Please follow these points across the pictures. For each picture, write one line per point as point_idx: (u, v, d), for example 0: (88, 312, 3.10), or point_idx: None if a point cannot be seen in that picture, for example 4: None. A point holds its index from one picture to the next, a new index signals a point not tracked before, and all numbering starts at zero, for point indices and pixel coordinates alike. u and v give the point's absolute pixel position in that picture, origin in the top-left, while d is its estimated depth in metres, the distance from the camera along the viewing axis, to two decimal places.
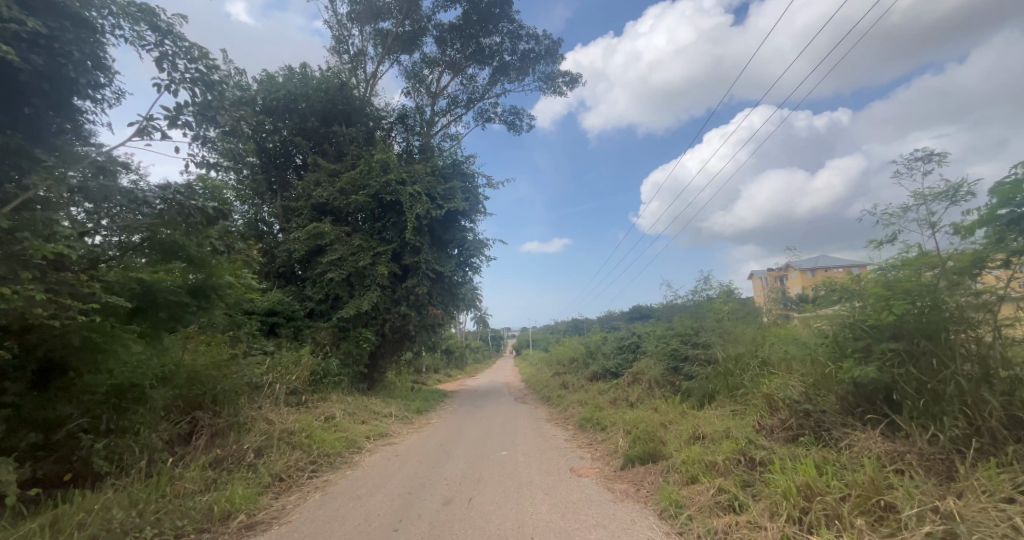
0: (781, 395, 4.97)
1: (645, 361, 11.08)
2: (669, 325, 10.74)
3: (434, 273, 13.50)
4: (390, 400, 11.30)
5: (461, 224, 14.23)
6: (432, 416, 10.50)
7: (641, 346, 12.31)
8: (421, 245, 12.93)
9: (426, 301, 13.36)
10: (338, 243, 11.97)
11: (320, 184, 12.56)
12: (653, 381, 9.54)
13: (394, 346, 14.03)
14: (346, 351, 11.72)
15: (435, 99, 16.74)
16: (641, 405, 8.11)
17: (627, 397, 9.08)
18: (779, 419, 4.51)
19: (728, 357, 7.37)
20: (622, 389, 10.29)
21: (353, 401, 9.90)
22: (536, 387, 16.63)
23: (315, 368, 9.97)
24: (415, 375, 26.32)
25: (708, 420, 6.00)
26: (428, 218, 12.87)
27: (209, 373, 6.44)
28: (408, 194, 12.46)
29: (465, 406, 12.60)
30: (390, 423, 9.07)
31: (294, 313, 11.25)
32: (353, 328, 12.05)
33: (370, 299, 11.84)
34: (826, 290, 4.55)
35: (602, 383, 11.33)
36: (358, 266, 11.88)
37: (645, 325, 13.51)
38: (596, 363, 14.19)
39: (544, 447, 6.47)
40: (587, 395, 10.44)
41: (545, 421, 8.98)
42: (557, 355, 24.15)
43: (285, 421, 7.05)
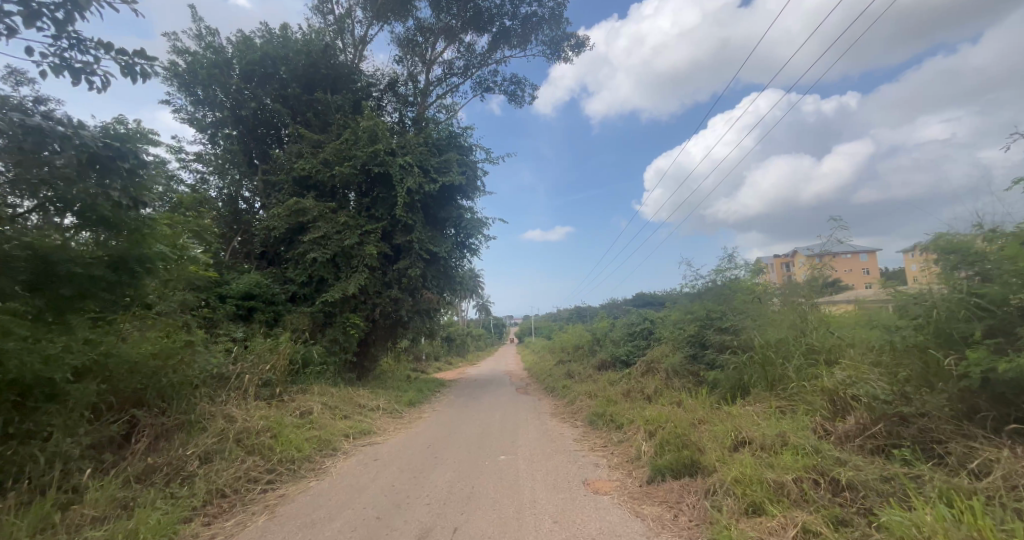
0: (852, 391, 3.91)
1: (660, 349, 10.08)
2: (687, 309, 9.72)
3: (428, 254, 12.49)
4: (380, 392, 10.35)
5: (457, 202, 13.14)
6: (426, 410, 9.52)
7: (654, 333, 11.32)
8: (414, 223, 11.90)
9: (419, 284, 12.37)
10: (322, 221, 10.93)
11: (303, 156, 11.48)
12: (671, 371, 8.54)
13: (387, 333, 13.08)
14: (331, 338, 10.78)
15: (431, 67, 15.51)
16: (660, 399, 7.11)
17: (642, 389, 8.09)
18: (861, 424, 3.46)
19: (762, 343, 6.35)
20: (635, 379, 9.31)
21: (337, 393, 8.96)
22: (539, 376, 15.69)
23: (295, 356, 9.02)
24: (413, 364, 25.41)
25: (746, 419, 5.01)
26: (420, 194, 11.81)
27: (153, 363, 5.43)
28: (398, 166, 11.38)
29: (462, 397, 11.67)
30: (376, 418, 8.12)
31: (274, 296, 10.27)
32: (340, 313, 11.10)
33: (358, 282, 10.86)
34: (927, 256, 3.45)
35: (612, 374, 10.33)
36: (343, 245, 10.89)
37: (657, 311, 12.50)
38: (603, 352, 13.22)
39: (551, 452, 5.46)
40: (596, 386, 9.47)
41: (551, 416, 8.01)
42: (560, 342, 23.23)
43: (251, 417, 6.12)
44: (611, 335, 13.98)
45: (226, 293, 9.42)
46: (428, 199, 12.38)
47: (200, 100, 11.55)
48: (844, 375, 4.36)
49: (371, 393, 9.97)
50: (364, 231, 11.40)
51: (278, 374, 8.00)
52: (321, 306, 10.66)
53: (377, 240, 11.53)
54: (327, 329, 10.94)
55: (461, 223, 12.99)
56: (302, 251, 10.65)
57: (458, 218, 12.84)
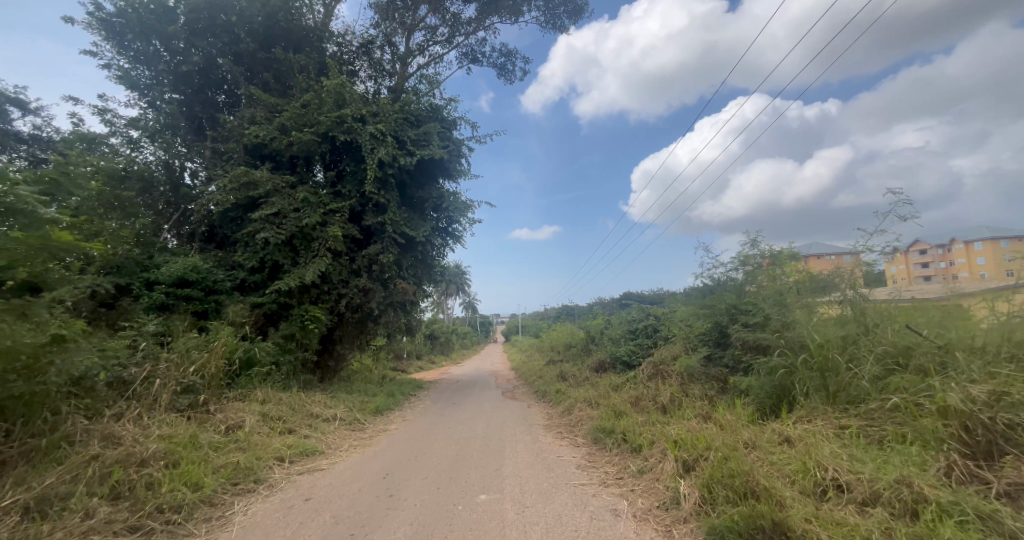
0: None
1: (668, 350, 8.75)
2: (703, 304, 8.39)
3: (404, 238, 10.99)
4: (342, 397, 8.83)
5: (438, 181, 11.67)
6: (395, 420, 7.99)
7: (661, 331, 9.97)
8: (387, 203, 10.44)
9: (393, 273, 10.87)
10: (278, 196, 9.37)
11: (257, 122, 9.86)
12: (687, 376, 7.20)
13: (356, 329, 11.53)
14: (285, 333, 9.25)
15: (412, 33, 13.94)
16: (680, 411, 5.76)
17: (654, 398, 6.72)
18: None
19: (815, 342, 5.02)
20: (642, 385, 7.94)
21: (285, 400, 7.42)
22: (528, 378, 14.31)
23: (234, 355, 7.48)
24: (391, 363, 23.81)
25: (817, 445, 3.65)
26: (395, 169, 10.31)
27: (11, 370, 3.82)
28: (368, 134, 9.86)
29: (440, 402, 10.19)
30: (329, 432, 6.61)
31: (216, 284, 8.67)
32: (298, 305, 9.57)
33: (318, 269, 9.35)
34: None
35: (612, 378, 8.99)
36: (302, 225, 9.37)
37: (662, 307, 11.18)
38: (600, 352, 11.85)
39: (549, 488, 4.05)
40: (596, 393, 8.07)
41: (544, 430, 6.60)
42: (549, 341, 21.85)
43: (147, 438, 4.54)
44: (608, 333, 12.64)
45: (153, 278, 7.78)
46: (404, 176, 10.87)
47: (133, 52, 9.76)
48: (977, 390, 3.02)
49: (329, 399, 8.45)
50: (328, 210, 9.88)
51: (207, 377, 6.42)
52: (274, 296, 9.12)
53: (342, 220, 10.01)
54: (281, 324, 9.41)
55: (442, 205, 11.51)
56: (252, 231, 9.06)
57: (438, 199, 11.37)
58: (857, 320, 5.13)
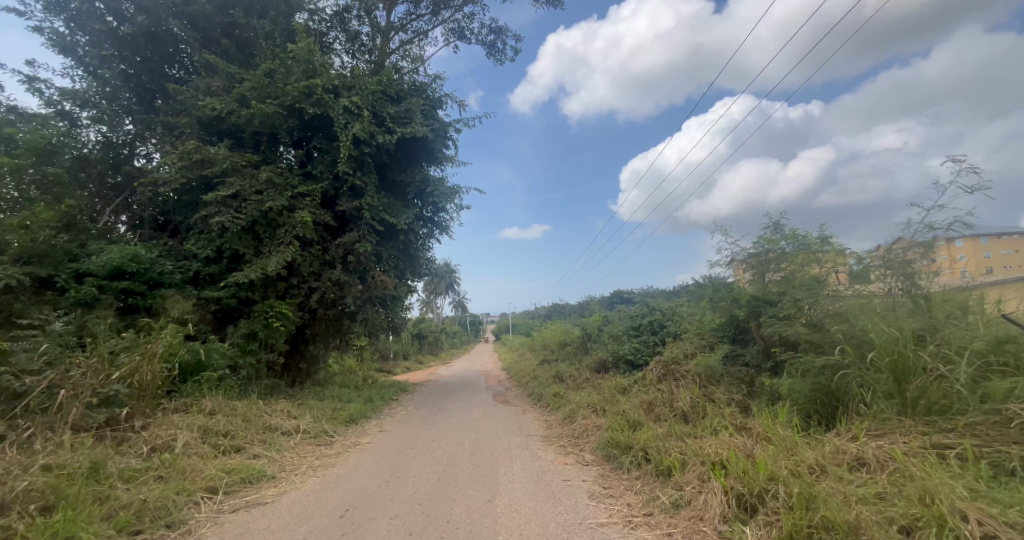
0: None
1: (680, 348, 7.79)
2: (721, 296, 7.44)
3: (383, 226, 9.92)
4: (311, 405, 7.76)
5: (422, 164, 10.64)
6: (371, 431, 6.86)
7: (670, 327, 8.99)
8: (364, 185, 9.38)
9: (371, 265, 9.82)
10: (237, 177, 8.24)
11: (214, 93, 8.70)
12: (708, 378, 6.25)
13: (331, 328, 10.43)
14: (245, 332, 8.13)
15: (393, 6, 12.84)
16: (708, 422, 4.80)
17: (672, 403, 5.77)
18: None
19: (879, 335, 4.10)
20: (653, 388, 6.98)
21: (240, 410, 6.33)
22: (521, 378, 13.34)
23: (178, 358, 6.37)
24: (376, 364, 22.67)
25: (919, 474, 2.72)
26: (373, 148, 9.24)
27: None
28: (341, 108, 8.76)
29: (425, 408, 9.18)
30: (287, 448, 5.55)
31: (163, 276, 7.53)
32: (261, 300, 8.48)
33: (284, 260, 8.27)
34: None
35: (617, 379, 8.04)
36: (265, 210, 8.26)
37: (668, 302, 10.24)
38: (600, 350, 10.87)
39: (559, 533, 3.02)
40: (601, 397, 7.06)
41: (543, 442, 5.62)
42: (542, 340, 20.84)
43: (26, 469, 3.45)
44: (608, 331, 11.67)
45: (82, 269, 6.61)
46: (383, 157, 9.79)
47: (67, 12, 8.49)
48: None
49: (293, 406, 7.37)
50: (296, 193, 8.78)
51: (137, 385, 5.32)
52: (232, 291, 8.00)
53: (313, 205, 8.94)
54: (241, 322, 8.29)
55: (425, 190, 10.46)
56: (206, 215, 7.92)
57: (422, 184, 10.31)
58: (923, 310, 4.24)
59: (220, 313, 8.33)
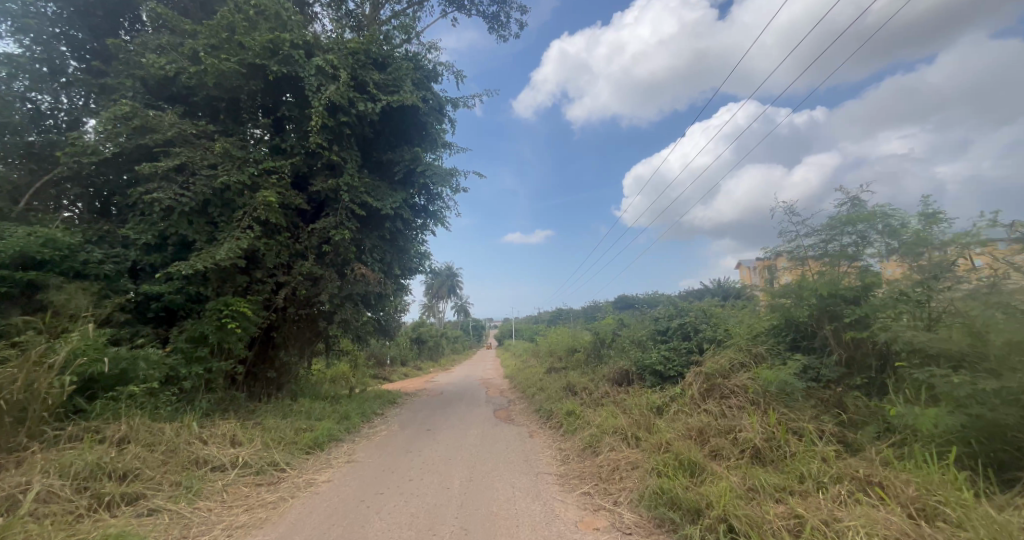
0: None
1: (726, 357, 6.27)
2: (782, 293, 5.91)
3: (365, 211, 8.50)
4: (269, 426, 6.30)
5: (412, 141, 9.25)
6: (336, 463, 5.35)
7: (708, 332, 7.48)
8: (343, 162, 7.99)
9: (350, 257, 8.40)
10: (186, 148, 6.79)
11: (162, 49, 7.26)
12: (776, 399, 4.73)
13: (305, 330, 9.00)
14: (192, 335, 6.67)
15: None
16: (808, 471, 3.25)
17: (734, 435, 4.24)
18: None
19: None
20: (697, 409, 5.47)
21: (163, 437, 4.87)
22: (526, 390, 11.85)
23: (85, 371, 4.90)
24: (371, 369, 21.30)
25: None
26: (352, 118, 7.81)
27: None
28: (314, 68, 7.34)
29: (412, 426, 7.72)
30: (211, 494, 4.06)
31: (88, 267, 6.03)
32: (214, 297, 7.04)
33: (241, 248, 6.83)
34: None
35: (647, 397, 6.50)
36: (219, 186, 6.81)
37: (700, 303, 8.72)
38: (619, 359, 9.37)
39: None
40: (632, 422, 5.53)
41: (559, 488, 4.11)
42: (548, 345, 19.35)
43: None
44: (626, 337, 10.17)
45: None
46: (366, 131, 8.36)
47: None
48: None
49: (242, 428, 5.89)
50: (259, 170, 7.34)
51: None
52: (177, 284, 6.54)
53: (280, 184, 7.52)
54: (188, 322, 6.84)
55: (416, 171, 9.04)
56: (145, 192, 6.43)
57: (411, 163, 8.89)
58: None
59: (164, 312, 6.87)
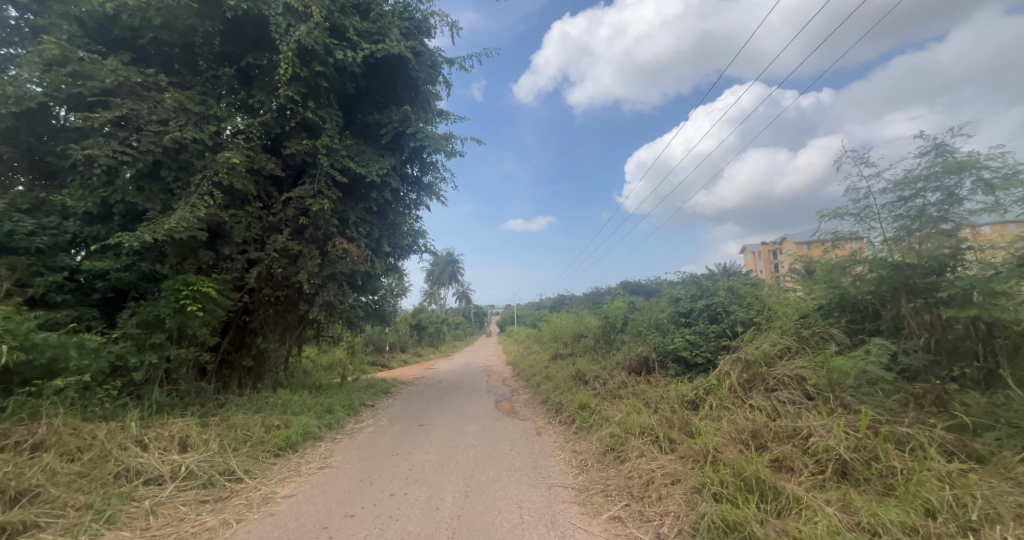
0: None
1: (769, 343, 5.32)
2: (839, 266, 4.92)
3: (348, 179, 7.53)
4: (236, 423, 5.44)
5: (402, 100, 8.17)
6: (305, 469, 4.43)
7: (740, 314, 6.53)
8: (320, 121, 6.99)
9: (331, 230, 7.46)
10: (131, 99, 5.73)
11: None
12: (849, 393, 3.78)
13: (284, 314, 8.11)
14: (145, 320, 5.71)
15: None
16: (946, 504, 2.28)
17: (806, 445, 3.28)
18: None
19: None
20: (738, 404, 4.57)
21: (92, 441, 3.97)
22: (531, 378, 11.05)
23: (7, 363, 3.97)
24: (367, 357, 20.55)
25: None
26: (330, 68, 6.77)
27: None
28: (281, 7, 6.27)
29: (404, 421, 6.89)
30: (134, 520, 3.15)
31: (12, 239, 5.04)
32: (171, 275, 6.07)
33: (201, 218, 5.86)
34: None
35: (674, 389, 5.58)
36: (172, 145, 5.79)
37: (726, 282, 7.78)
38: (634, 345, 8.47)
39: None
40: (662, 421, 4.60)
41: (579, 510, 3.21)
42: (552, 331, 18.52)
43: None
44: (641, 320, 9.26)
45: None
46: (347, 86, 7.32)
47: None
48: None
49: (199, 427, 4.99)
50: (221, 128, 6.32)
51: None
52: (124, 260, 5.55)
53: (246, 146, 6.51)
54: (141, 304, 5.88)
55: (405, 134, 8.02)
56: (80, 150, 5.39)
57: (400, 125, 7.88)
58: None
59: (112, 294, 5.89)
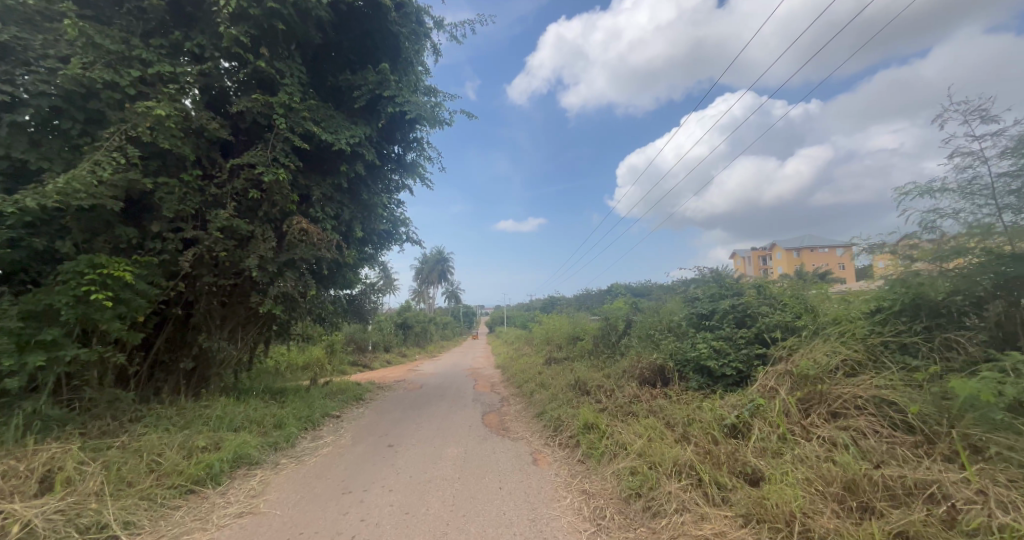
0: None
1: (824, 353, 4.26)
2: (932, 253, 3.91)
3: (311, 148, 6.34)
4: (146, 444, 4.24)
5: (379, 59, 7.00)
6: (215, 519, 3.20)
7: (776, 317, 5.49)
8: (277, 75, 5.80)
9: (288, 207, 6.25)
10: (22, 29, 4.49)
11: None
12: (975, 427, 2.71)
13: (234, 308, 6.89)
14: (32, 311, 4.39)
15: None
16: None
17: (948, 515, 2.17)
18: None
19: None
20: (796, 435, 3.51)
21: None
22: (523, 385, 9.94)
23: None
24: (348, 358, 19.25)
25: None
26: (288, 9, 5.57)
27: None
28: None
29: (371, 439, 5.73)
30: None
31: None
32: (75, 255, 4.80)
33: (112, 181, 4.62)
34: None
35: (705, 409, 4.51)
36: (76, 89, 4.56)
37: (751, 281, 6.75)
38: (642, 351, 7.41)
39: None
40: (700, 455, 3.51)
41: None
42: (544, 333, 17.41)
43: None
44: (649, 323, 8.19)
45: None
46: (311, 36, 6.13)
47: None
48: None
49: (85, 455, 3.74)
50: (148, 74, 5.09)
51: None
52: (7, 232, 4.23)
53: (181, 99, 5.29)
54: (31, 291, 4.59)
55: (383, 99, 6.85)
56: None
57: (377, 88, 6.71)
58: None
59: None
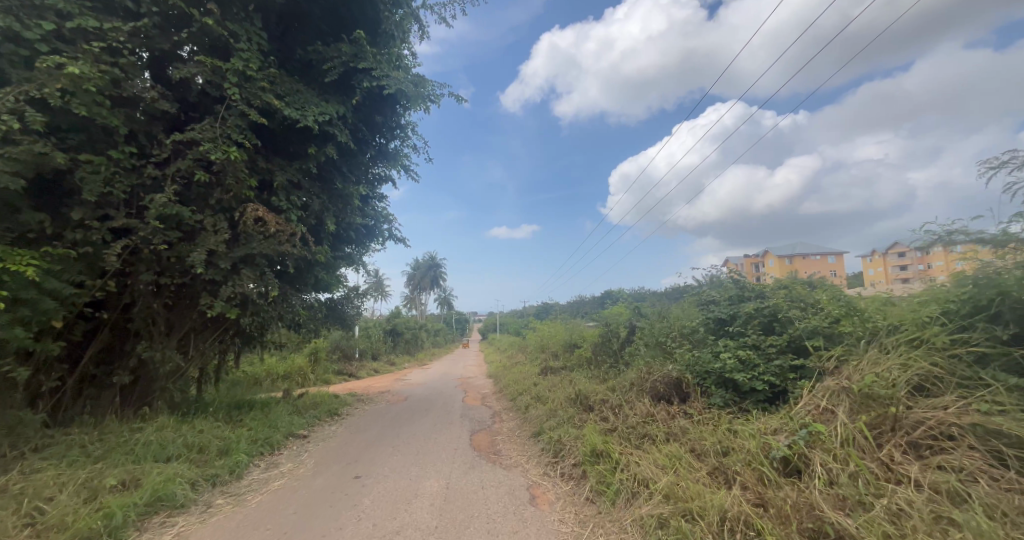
0: None
1: (889, 365, 3.44)
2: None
3: (273, 126, 5.47)
4: (35, 487, 3.29)
5: (355, 29, 6.18)
6: None
7: (812, 322, 4.69)
8: (229, 37, 4.94)
9: (244, 194, 5.35)
10: None
11: None
12: None
13: (181, 312, 6.01)
14: None
15: None
16: None
17: None
18: None
19: None
20: (872, 474, 2.70)
21: None
22: (517, 397, 9.08)
23: None
24: (332, 367, 18.23)
25: None
26: None
27: None
28: None
29: (337, 467, 4.82)
30: None
31: None
32: None
33: (8, 153, 3.70)
34: None
35: (742, 435, 3.66)
36: None
37: (776, 281, 5.96)
38: (651, 361, 6.58)
39: None
40: (752, 504, 2.67)
41: None
42: (539, 340, 16.51)
43: None
44: (657, 330, 7.37)
45: None
46: None
47: None
48: None
49: None
50: (65, 28, 4.18)
51: None
52: None
53: (108, 59, 4.39)
54: None
55: (358, 73, 6.03)
56: None
57: (351, 60, 5.89)
58: None
59: None
